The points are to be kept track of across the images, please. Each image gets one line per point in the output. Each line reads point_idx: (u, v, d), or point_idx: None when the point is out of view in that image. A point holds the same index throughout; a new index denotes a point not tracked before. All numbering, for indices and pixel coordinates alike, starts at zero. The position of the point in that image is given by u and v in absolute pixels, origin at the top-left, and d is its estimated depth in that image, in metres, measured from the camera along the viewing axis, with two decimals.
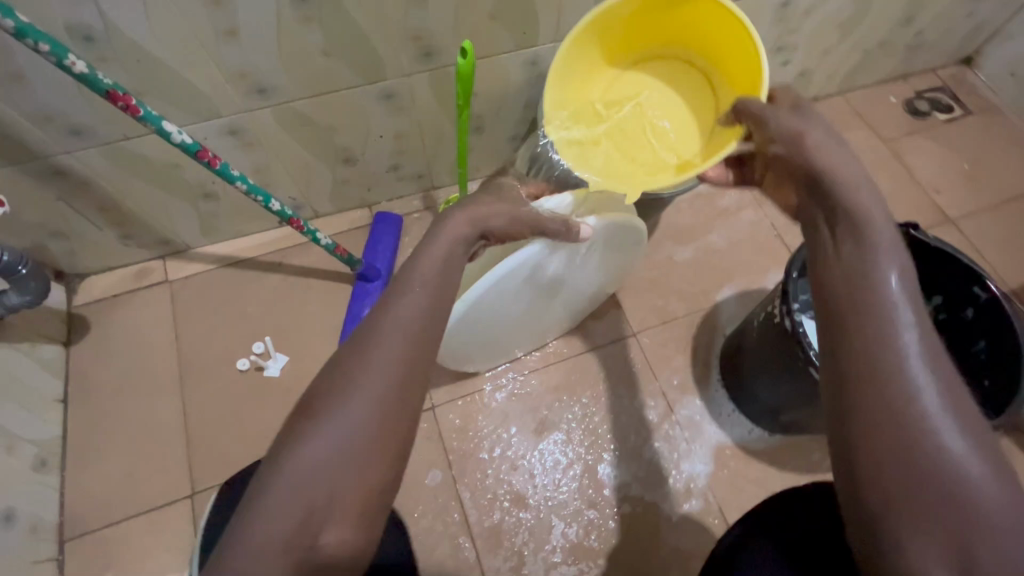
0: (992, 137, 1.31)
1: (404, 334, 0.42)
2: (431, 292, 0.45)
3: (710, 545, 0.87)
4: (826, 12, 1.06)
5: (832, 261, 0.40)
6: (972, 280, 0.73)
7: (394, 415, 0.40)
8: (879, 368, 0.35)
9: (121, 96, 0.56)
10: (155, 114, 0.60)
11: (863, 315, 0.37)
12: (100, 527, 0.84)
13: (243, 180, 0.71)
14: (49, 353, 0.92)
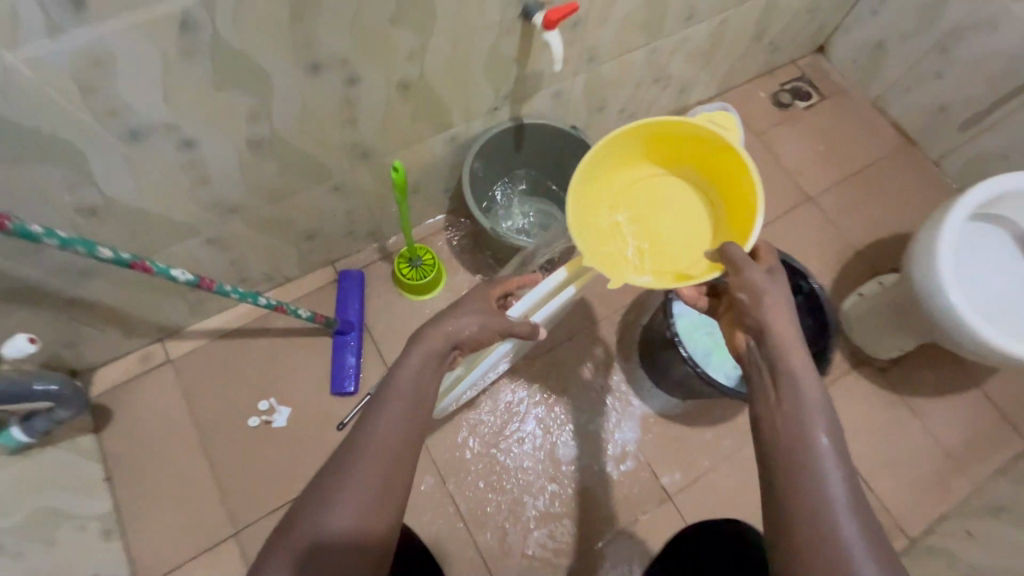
0: (840, 118, 1.58)
1: (381, 453, 0.55)
2: (407, 406, 0.58)
3: (644, 491, 1.15)
4: (692, 47, 1.27)
5: (777, 417, 0.56)
6: (799, 276, 1.00)
7: (371, 518, 0.53)
8: (818, 516, 0.49)
9: (139, 263, 0.73)
10: (163, 265, 0.78)
11: (803, 470, 0.52)
12: (165, 572, 1.04)
13: (235, 291, 0.90)
14: (86, 443, 1.08)
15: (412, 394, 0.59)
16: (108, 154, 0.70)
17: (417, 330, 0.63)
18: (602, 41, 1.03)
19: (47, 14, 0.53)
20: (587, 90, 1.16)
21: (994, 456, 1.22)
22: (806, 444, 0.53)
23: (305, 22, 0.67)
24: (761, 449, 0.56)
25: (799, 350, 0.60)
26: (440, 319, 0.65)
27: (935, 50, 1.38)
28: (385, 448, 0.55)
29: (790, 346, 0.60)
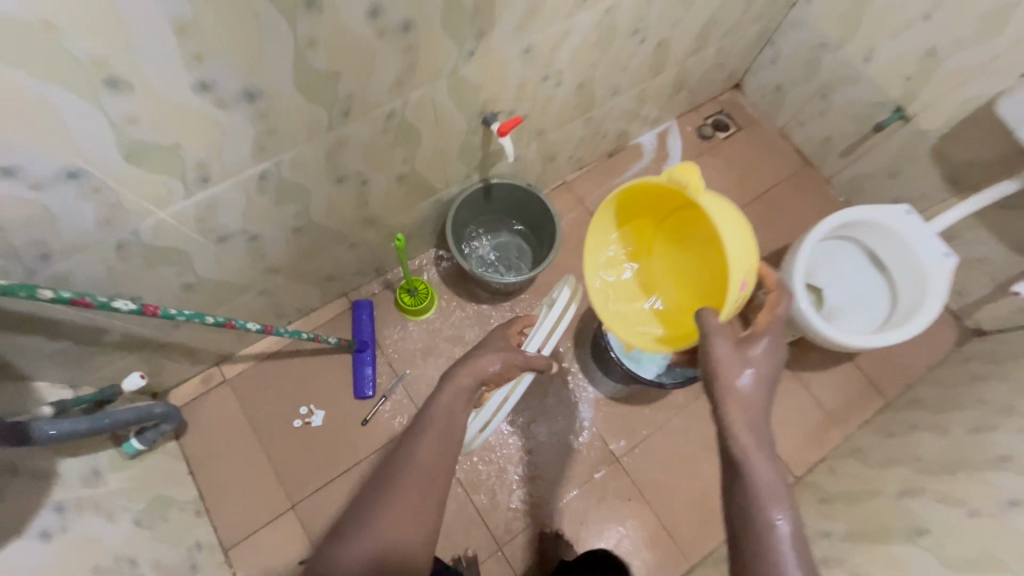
0: (753, 145, 1.92)
1: (420, 470, 0.80)
2: (441, 434, 0.84)
3: (599, 455, 1.52)
4: (624, 106, 1.57)
5: (742, 506, 0.75)
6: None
7: (411, 517, 0.77)
8: None
9: (228, 322, 1.10)
10: (242, 321, 1.14)
11: (763, 553, 0.72)
12: (244, 537, 1.38)
13: (284, 331, 1.29)
14: (172, 447, 1.41)
15: (444, 428, 0.85)
16: (205, 252, 1.01)
17: (451, 371, 0.90)
18: (545, 122, 1.35)
19: (186, 190, 0.83)
20: (538, 151, 1.48)
21: (861, 412, 1.62)
22: (765, 520, 0.73)
23: (334, 159, 0.99)
24: (733, 518, 0.76)
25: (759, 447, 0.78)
26: (466, 363, 0.91)
27: (818, 94, 1.71)
28: (432, 458, 0.82)
29: (742, 433, 0.78)
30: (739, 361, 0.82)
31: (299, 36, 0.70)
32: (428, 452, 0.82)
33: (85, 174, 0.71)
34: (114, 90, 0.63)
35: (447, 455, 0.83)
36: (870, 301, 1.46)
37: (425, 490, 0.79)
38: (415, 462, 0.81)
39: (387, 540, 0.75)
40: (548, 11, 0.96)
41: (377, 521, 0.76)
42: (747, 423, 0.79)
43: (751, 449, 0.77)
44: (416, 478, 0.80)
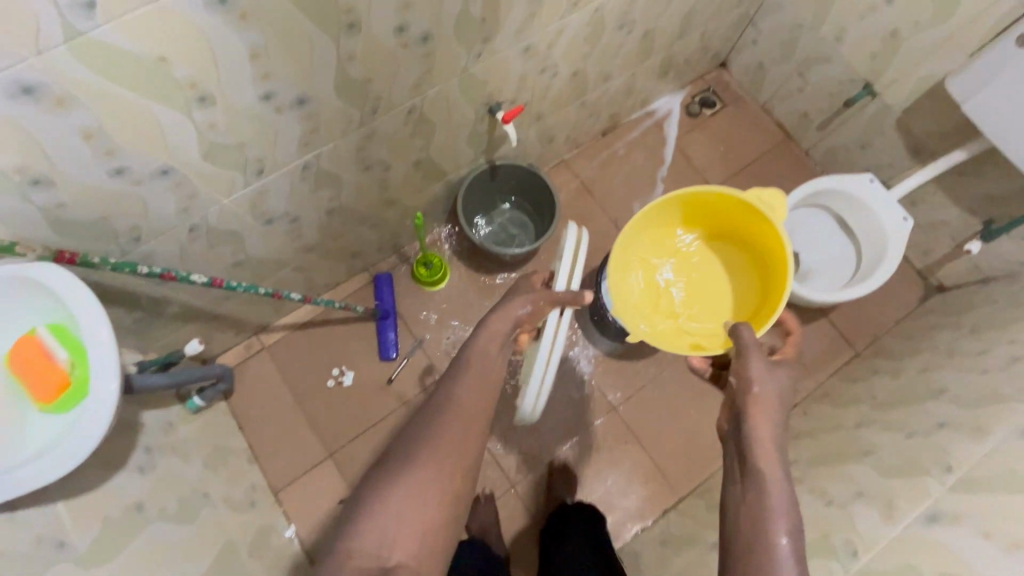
0: (738, 120, 2.05)
1: (462, 413, 0.89)
2: (478, 376, 0.93)
3: (598, 405, 1.72)
4: (615, 89, 1.71)
5: (743, 500, 0.81)
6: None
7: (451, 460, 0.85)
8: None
9: (275, 293, 1.27)
10: (287, 292, 1.32)
11: (756, 543, 0.77)
12: (291, 480, 1.59)
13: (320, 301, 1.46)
14: (223, 406, 1.60)
15: (481, 371, 0.93)
16: (255, 233, 1.18)
17: (485, 318, 0.99)
18: (543, 108, 1.50)
19: (246, 180, 1.00)
20: (537, 134, 1.63)
21: (833, 362, 1.80)
22: (768, 518, 0.78)
23: (363, 149, 1.14)
24: (734, 523, 0.81)
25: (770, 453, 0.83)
26: (497, 312, 0.99)
27: (797, 72, 1.85)
28: (477, 392, 0.92)
29: (761, 439, 0.84)
30: (773, 383, 0.88)
31: (341, 52, 0.86)
32: (472, 388, 0.92)
33: (173, 171, 0.87)
34: (201, 105, 0.79)
35: (488, 390, 0.93)
36: (838, 262, 1.63)
37: (471, 419, 0.89)
38: (458, 400, 0.91)
39: (442, 459, 0.84)
40: (544, 14, 1.10)
41: (421, 463, 0.84)
42: (773, 437, 0.84)
43: (765, 456, 0.83)
44: (461, 413, 0.89)
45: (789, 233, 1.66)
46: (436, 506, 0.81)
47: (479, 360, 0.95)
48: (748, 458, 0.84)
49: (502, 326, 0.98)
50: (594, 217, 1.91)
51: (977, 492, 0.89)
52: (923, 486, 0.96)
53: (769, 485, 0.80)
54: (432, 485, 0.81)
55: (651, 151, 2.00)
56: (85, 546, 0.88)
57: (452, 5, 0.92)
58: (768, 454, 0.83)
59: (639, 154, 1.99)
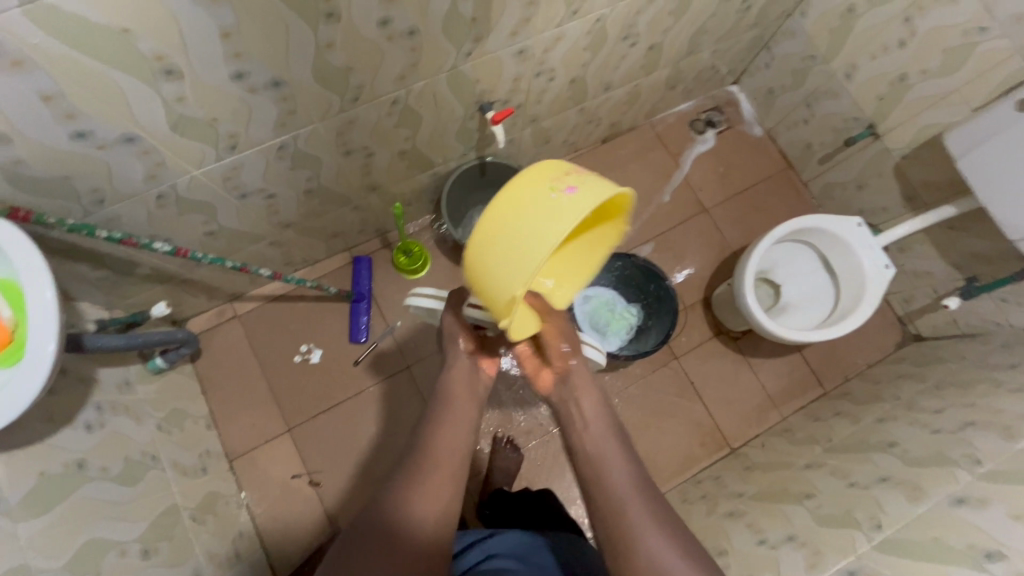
0: (740, 143, 2.03)
1: (444, 456, 0.84)
2: (450, 418, 0.89)
3: None
4: (618, 98, 1.68)
5: (581, 432, 0.87)
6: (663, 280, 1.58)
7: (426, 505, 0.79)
8: (607, 494, 0.78)
9: (245, 267, 1.27)
10: (256, 267, 1.31)
11: (593, 463, 0.82)
12: (247, 449, 1.61)
13: (293, 279, 1.47)
14: (188, 369, 1.61)
15: (450, 409, 0.91)
16: (228, 206, 1.18)
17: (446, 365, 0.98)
18: (539, 111, 1.48)
19: (218, 155, 0.99)
20: (532, 135, 1.61)
21: (800, 397, 1.80)
22: (603, 447, 0.84)
23: (344, 136, 1.14)
24: (576, 462, 0.85)
25: (592, 390, 0.92)
26: (450, 359, 0.99)
27: (805, 102, 1.82)
28: (453, 437, 0.87)
29: (579, 388, 0.93)
30: (568, 341, 0.97)
31: (320, 40, 0.85)
32: (447, 435, 0.87)
33: (139, 140, 0.86)
34: (168, 78, 0.78)
35: (464, 434, 0.89)
36: (815, 299, 1.63)
37: (448, 469, 0.83)
38: (433, 443, 0.85)
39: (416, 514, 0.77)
40: (541, 19, 1.08)
41: (391, 510, 0.77)
42: (585, 383, 0.93)
43: (591, 404, 0.90)
44: (438, 456, 0.83)
45: (769, 266, 1.67)
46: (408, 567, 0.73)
47: (447, 409, 0.90)
48: (576, 407, 0.91)
49: (460, 369, 0.97)
50: None
51: (900, 556, 0.90)
52: (850, 539, 0.97)
53: (589, 421, 0.88)
54: (406, 530, 0.75)
55: (649, 163, 1.98)
56: (17, 499, 0.89)
57: (440, 3, 0.90)
58: (589, 392, 0.92)
59: (636, 165, 1.97)
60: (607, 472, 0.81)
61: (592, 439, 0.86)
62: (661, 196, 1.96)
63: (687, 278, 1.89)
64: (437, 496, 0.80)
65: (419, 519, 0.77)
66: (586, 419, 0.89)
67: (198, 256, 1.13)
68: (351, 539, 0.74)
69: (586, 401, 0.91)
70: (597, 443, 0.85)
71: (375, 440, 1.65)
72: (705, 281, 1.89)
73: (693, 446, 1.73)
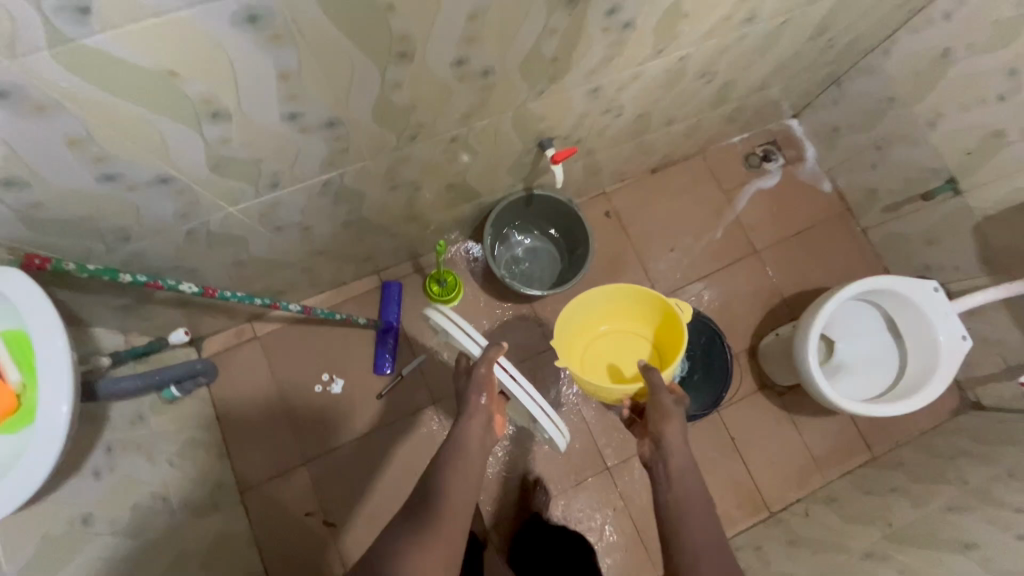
0: (797, 181, 1.91)
1: (453, 512, 0.85)
2: (461, 472, 0.90)
3: (593, 461, 1.63)
4: (677, 132, 1.57)
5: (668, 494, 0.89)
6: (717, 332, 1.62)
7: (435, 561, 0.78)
8: (689, 560, 0.81)
9: (273, 305, 1.16)
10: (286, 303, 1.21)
11: (679, 528, 0.85)
12: (260, 482, 1.51)
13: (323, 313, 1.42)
14: (203, 393, 1.52)
15: (465, 462, 0.91)
16: (261, 238, 1.08)
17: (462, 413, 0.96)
18: (596, 145, 1.36)
19: (257, 192, 0.89)
20: (584, 167, 1.50)
21: (846, 461, 1.69)
22: (686, 512, 0.86)
23: (393, 172, 1.03)
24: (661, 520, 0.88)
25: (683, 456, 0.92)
26: (469, 411, 0.96)
27: (874, 146, 1.69)
28: (464, 493, 0.88)
29: (669, 449, 0.93)
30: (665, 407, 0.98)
31: (385, 81, 0.74)
32: (455, 490, 0.87)
33: (175, 181, 0.76)
34: (215, 120, 0.67)
35: (474, 490, 0.90)
36: (873, 364, 1.51)
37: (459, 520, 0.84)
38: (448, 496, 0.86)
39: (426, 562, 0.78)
40: (624, 58, 0.97)
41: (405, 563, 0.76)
42: (679, 447, 0.93)
43: (683, 469, 0.91)
44: (449, 510, 0.85)
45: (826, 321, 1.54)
46: None
47: (463, 461, 0.90)
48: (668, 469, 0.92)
49: (477, 421, 0.95)
50: (626, 259, 1.78)
51: None
52: None
53: (680, 485, 0.89)
54: None
55: (699, 198, 1.86)
56: None
57: (523, 43, 0.79)
58: (680, 457, 0.92)
59: (685, 199, 1.85)
60: (690, 538, 0.83)
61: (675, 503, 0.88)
62: (710, 234, 1.84)
63: (732, 325, 1.78)
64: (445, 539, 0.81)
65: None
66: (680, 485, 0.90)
67: (227, 295, 1.03)
68: None
69: (682, 469, 0.91)
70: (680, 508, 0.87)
71: (395, 479, 1.56)
72: (752, 329, 1.78)
73: (730, 507, 1.63)
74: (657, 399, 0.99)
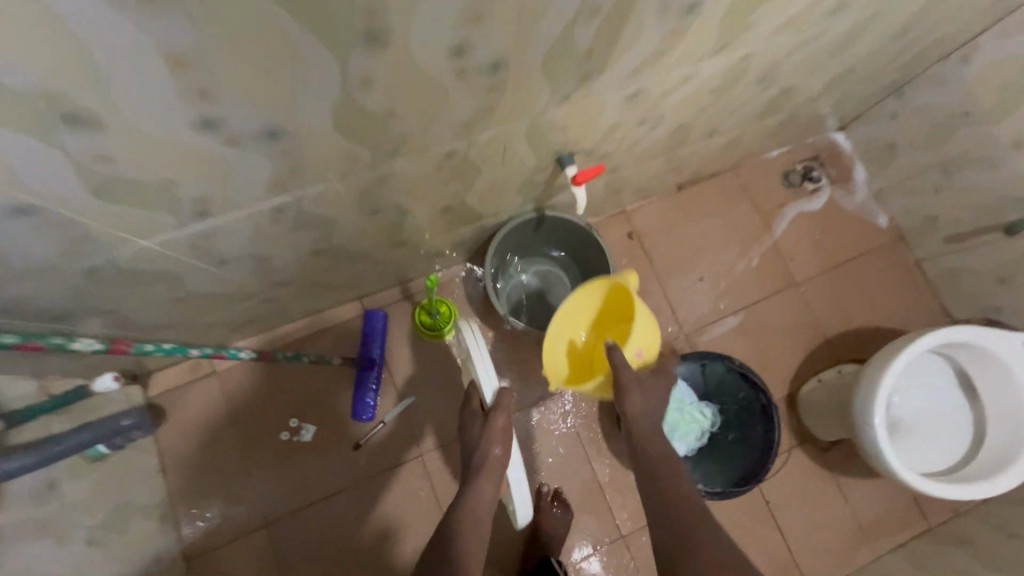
0: (842, 203, 1.68)
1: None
2: (473, 538, 0.99)
3: (605, 528, 1.39)
4: (715, 147, 1.34)
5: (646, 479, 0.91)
6: (760, 390, 1.26)
7: None
8: (683, 535, 0.83)
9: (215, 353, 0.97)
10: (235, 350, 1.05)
11: (666, 503, 0.87)
12: (213, 548, 1.28)
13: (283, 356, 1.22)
14: (146, 440, 1.28)
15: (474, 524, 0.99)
16: (199, 273, 0.84)
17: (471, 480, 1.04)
18: (622, 161, 1.13)
19: (180, 222, 0.65)
20: (606, 185, 1.27)
21: (896, 532, 1.47)
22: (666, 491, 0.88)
23: (372, 195, 0.80)
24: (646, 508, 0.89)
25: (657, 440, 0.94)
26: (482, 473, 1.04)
27: (939, 167, 1.47)
28: (477, 553, 0.98)
29: (641, 439, 0.94)
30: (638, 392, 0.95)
31: (350, 75, 0.51)
32: (465, 554, 0.96)
33: (41, 212, 0.53)
34: (78, 128, 0.45)
35: (480, 553, 0.98)
36: (946, 430, 1.25)
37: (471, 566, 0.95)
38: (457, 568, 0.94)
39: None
40: (677, 55, 0.74)
41: None
42: (649, 435, 0.94)
43: (655, 452, 0.92)
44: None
45: None
46: None
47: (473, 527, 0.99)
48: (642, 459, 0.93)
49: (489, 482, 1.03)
50: (648, 289, 1.55)
51: None
52: None
53: (654, 462, 0.92)
54: None
55: (731, 220, 1.63)
56: None
57: (550, 28, 0.56)
58: (654, 441, 0.94)
59: (716, 221, 1.62)
60: (681, 518, 0.85)
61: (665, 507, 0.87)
62: (744, 262, 1.60)
63: (768, 368, 1.55)
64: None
65: None
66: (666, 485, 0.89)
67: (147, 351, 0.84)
68: None
69: (658, 450, 0.93)
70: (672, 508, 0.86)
71: (374, 545, 1.33)
72: (791, 374, 1.55)
73: None
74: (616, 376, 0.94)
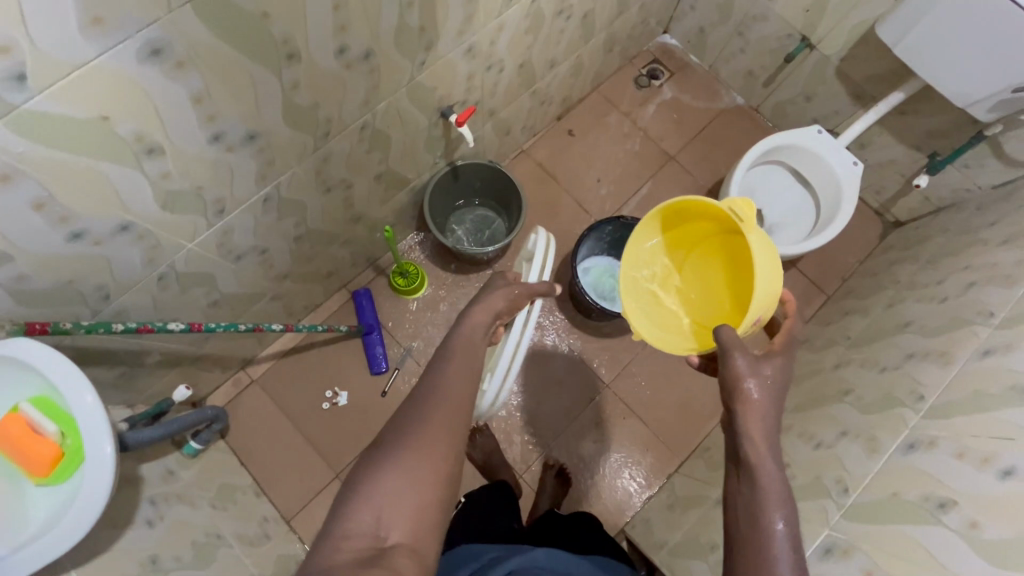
0: (687, 86, 2.07)
1: (449, 413, 0.78)
2: (462, 374, 0.83)
3: (593, 383, 1.76)
4: (565, 70, 1.71)
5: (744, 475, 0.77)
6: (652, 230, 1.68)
7: (416, 464, 0.72)
8: (746, 532, 0.73)
9: (257, 328, 1.29)
10: (268, 325, 1.35)
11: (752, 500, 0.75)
12: (303, 505, 1.58)
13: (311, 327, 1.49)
14: (221, 444, 1.58)
15: (465, 354, 0.86)
16: (226, 272, 1.17)
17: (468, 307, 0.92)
18: (494, 104, 1.50)
19: (209, 222, 0.99)
20: (493, 128, 1.63)
21: (809, 308, 1.85)
22: (757, 476, 0.76)
23: (323, 173, 1.14)
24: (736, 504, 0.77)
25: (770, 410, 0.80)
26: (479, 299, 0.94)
27: (736, 33, 1.89)
28: (454, 392, 0.81)
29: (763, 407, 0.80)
30: (762, 377, 0.81)
31: (285, 82, 0.86)
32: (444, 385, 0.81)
33: (133, 227, 0.86)
34: (152, 156, 0.78)
35: (458, 409, 0.80)
36: (798, 212, 1.67)
37: (452, 419, 0.78)
38: (439, 388, 0.81)
39: (400, 499, 0.68)
40: (483, 13, 1.11)
41: (413, 445, 0.73)
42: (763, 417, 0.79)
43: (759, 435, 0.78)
44: (442, 408, 0.78)
45: (748, 192, 1.70)
46: (410, 512, 0.68)
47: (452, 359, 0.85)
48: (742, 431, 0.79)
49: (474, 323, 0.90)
50: (561, 201, 1.93)
51: (947, 416, 0.94)
52: (900, 418, 1.02)
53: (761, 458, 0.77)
54: (416, 470, 0.71)
55: (607, 128, 2.01)
56: None
57: (389, 20, 0.92)
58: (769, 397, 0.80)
59: (596, 132, 2.00)
60: (764, 490, 0.75)
61: (748, 505, 0.75)
62: (627, 156, 1.99)
63: None
64: (416, 501, 0.70)
65: (411, 448, 0.73)
66: (759, 484, 0.76)
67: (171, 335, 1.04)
68: (368, 473, 0.71)
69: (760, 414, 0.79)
70: (756, 513, 0.74)
71: None
72: None
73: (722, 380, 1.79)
74: (727, 361, 0.82)
